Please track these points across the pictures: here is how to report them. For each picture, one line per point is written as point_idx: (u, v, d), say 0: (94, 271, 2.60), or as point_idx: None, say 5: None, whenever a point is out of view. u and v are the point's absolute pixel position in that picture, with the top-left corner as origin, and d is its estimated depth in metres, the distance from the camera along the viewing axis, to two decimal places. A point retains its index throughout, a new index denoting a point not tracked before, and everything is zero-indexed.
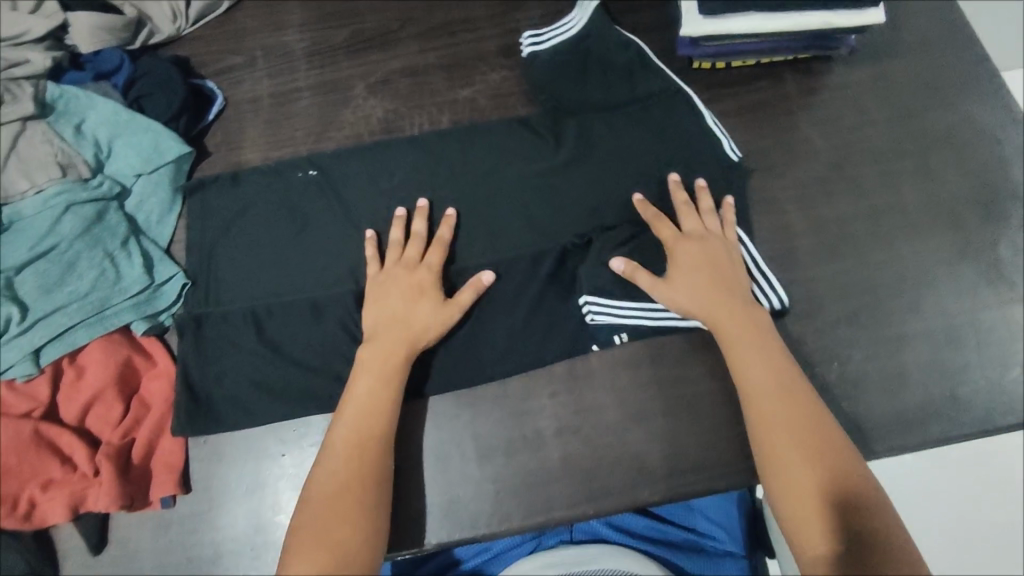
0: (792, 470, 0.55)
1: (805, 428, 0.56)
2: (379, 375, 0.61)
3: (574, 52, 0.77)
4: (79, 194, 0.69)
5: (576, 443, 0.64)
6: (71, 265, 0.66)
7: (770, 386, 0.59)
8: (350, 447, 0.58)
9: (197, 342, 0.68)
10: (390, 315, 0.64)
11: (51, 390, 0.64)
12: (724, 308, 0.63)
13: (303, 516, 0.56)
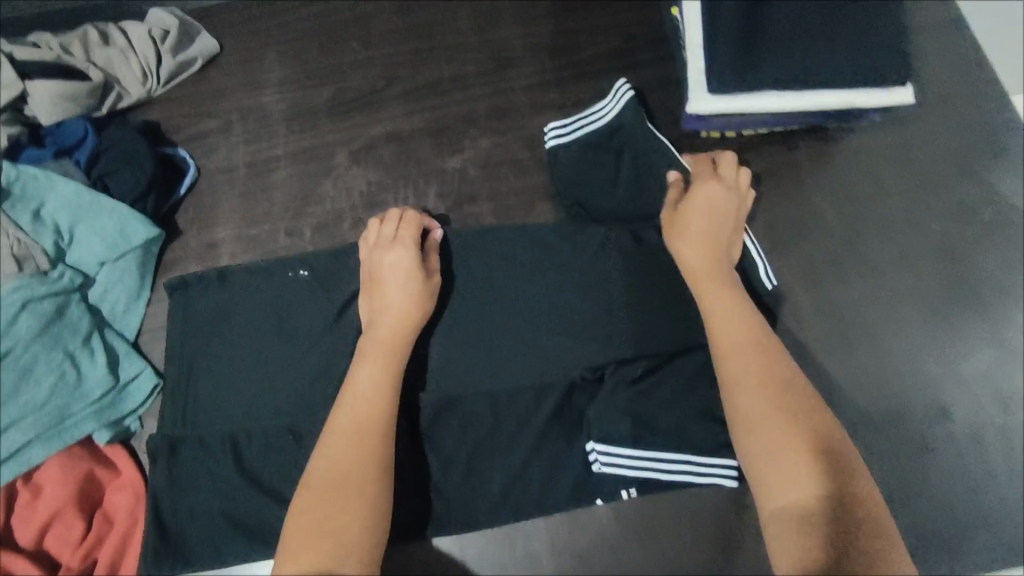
0: (774, 453, 0.49)
1: (786, 416, 0.50)
2: (381, 374, 0.56)
3: (604, 148, 0.70)
4: (37, 289, 0.63)
5: (571, 563, 0.61)
6: (28, 370, 0.61)
7: (757, 364, 0.53)
8: (361, 430, 0.53)
9: (170, 473, 0.61)
10: (388, 315, 0.60)
11: (5, 513, 0.59)
12: (729, 293, 0.58)
13: (306, 517, 0.49)
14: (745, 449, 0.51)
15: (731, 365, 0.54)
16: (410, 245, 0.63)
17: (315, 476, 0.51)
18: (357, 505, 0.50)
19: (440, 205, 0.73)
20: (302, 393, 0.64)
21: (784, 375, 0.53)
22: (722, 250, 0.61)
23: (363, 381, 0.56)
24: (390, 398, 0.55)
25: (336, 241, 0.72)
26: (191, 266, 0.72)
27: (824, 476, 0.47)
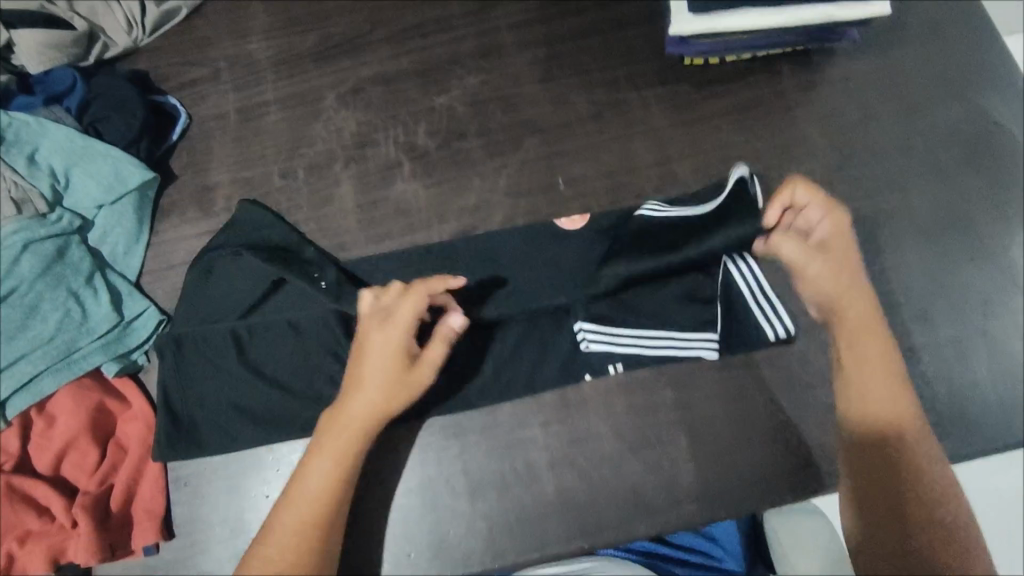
0: (872, 444, 0.58)
1: (891, 468, 0.57)
2: (340, 458, 0.57)
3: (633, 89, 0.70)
4: (36, 230, 0.64)
5: (570, 476, 0.62)
6: (34, 308, 0.63)
7: (880, 350, 0.60)
8: (328, 491, 0.56)
9: (180, 391, 0.65)
10: (348, 422, 0.57)
11: (22, 441, 0.62)
12: (846, 289, 0.61)
13: (249, 568, 0.54)
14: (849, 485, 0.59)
15: (863, 346, 0.60)
16: (406, 342, 0.57)
17: (281, 514, 0.55)
18: (302, 566, 0.54)
19: (430, 142, 0.73)
20: (304, 322, 0.66)
21: (887, 354, 0.60)
22: (867, 292, 0.61)
23: (315, 469, 0.56)
24: (337, 495, 0.56)
25: (329, 181, 0.73)
26: (188, 209, 0.73)
27: (914, 513, 0.56)
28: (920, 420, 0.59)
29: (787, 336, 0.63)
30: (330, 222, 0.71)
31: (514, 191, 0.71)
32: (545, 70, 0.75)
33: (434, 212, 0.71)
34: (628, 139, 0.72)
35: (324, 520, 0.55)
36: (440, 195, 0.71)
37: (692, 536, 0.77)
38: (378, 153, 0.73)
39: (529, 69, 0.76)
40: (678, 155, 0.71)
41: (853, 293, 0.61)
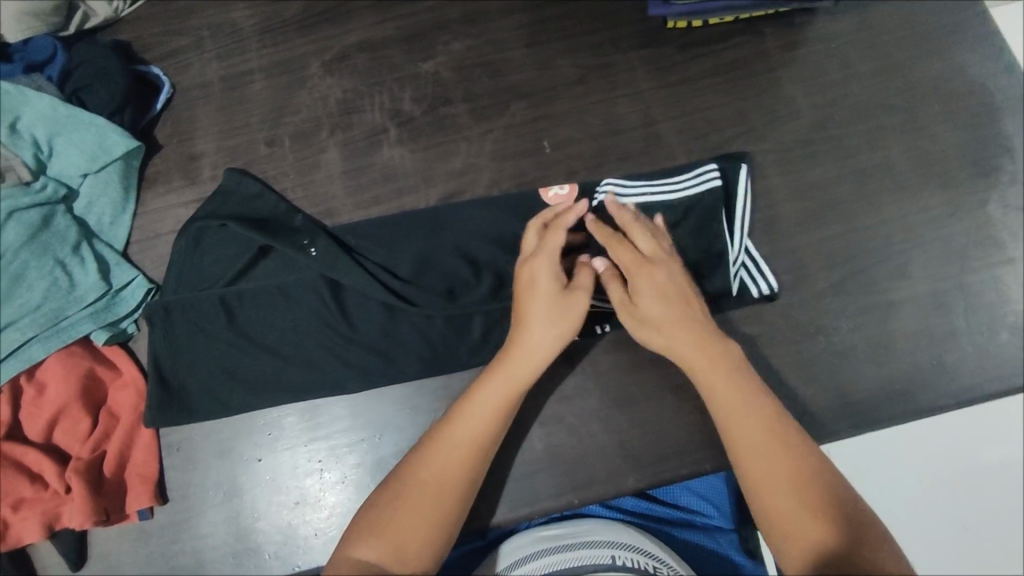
0: (770, 474, 0.53)
1: (796, 493, 0.52)
2: (491, 415, 0.57)
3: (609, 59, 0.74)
4: (20, 199, 0.64)
5: (559, 433, 0.63)
6: (18, 276, 0.61)
7: (726, 383, 0.56)
8: (469, 444, 0.56)
9: (171, 358, 0.65)
10: (511, 372, 0.58)
11: (12, 409, 0.61)
12: (677, 319, 0.58)
13: (387, 516, 0.53)
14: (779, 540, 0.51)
15: (713, 393, 0.57)
16: (584, 305, 0.59)
17: (404, 475, 0.55)
18: (430, 521, 0.53)
19: (415, 108, 0.73)
20: (290, 287, 0.65)
21: (744, 381, 0.57)
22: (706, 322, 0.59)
23: (474, 419, 0.56)
24: (482, 450, 0.56)
25: (314, 148, 0.72)
26: (174, 179, 0.73)
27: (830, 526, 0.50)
28: (798, 440, 0.54)
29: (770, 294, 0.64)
30: (317, 190, 0.71)
31: (499, 155, 0.71)
32: (530, 34, 0.75)
33: (420, 178, 0.71)
34: (613, 102, 0.73)
35: (454, 482, 0.55)
36: (426, 161, 0.72)
37: (677, 493, 0.74)
38: (363, 120, 0.73)
39: (513, 35, 0.75)
40: (663, 118, 0.72)
41: (683, 313, 0.59)
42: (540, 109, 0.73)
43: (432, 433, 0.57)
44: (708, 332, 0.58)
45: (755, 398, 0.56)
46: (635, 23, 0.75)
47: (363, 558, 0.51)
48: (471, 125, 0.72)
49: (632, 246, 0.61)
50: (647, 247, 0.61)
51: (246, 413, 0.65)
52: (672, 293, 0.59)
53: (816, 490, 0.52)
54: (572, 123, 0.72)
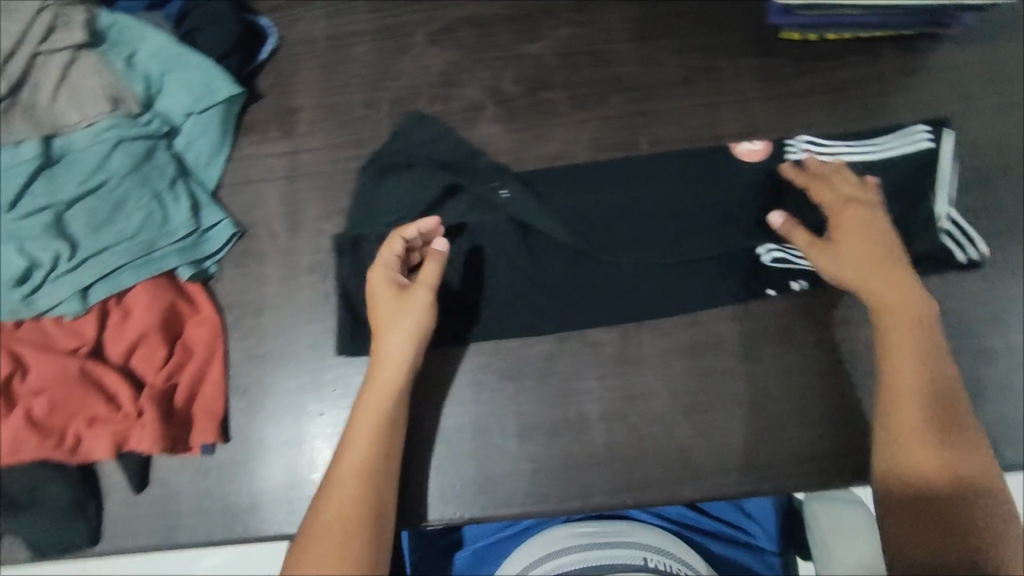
0: (923, 450, 0.55)
1: (937, 449, 0.54)
2: (365, 443, 0.57)
3: (716, 66, 0.72)
4: (129, 130, 0.66)
5: (622, 431, 0.62)
6: (120, 203, 0.64)
7: (918, 345, 0.58)
8: (359, 473, 0.56)
9: (263, 301, 0.68)
10: (371, 397, 0.59)
11: (98, 329, 0.63)
12: (874, 264, 0.60)
13: (303, 564, 0.53)
14: (905, 488, 0.54)
15: (895, 347, 0.58)
16: (427, 297, 0.60)
17: (310, 521, 0.55)
18: (345, 561, 0.52)
19: (515, 89, 0.73)
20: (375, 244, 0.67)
21: (918, 332, 0.58)
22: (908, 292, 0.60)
23: (355, 449, 0.57)
24: (379, 476, 0.56)
25: (411, 116, 0.73)
26: (270, 129, 0.74)
27: (960, 488, 0.53)
28: (942, 395, 0.56)
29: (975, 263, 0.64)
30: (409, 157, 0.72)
31: (594, 146, 0.71)
32: (639, 29, 0.74)
33: (512, 159, 0.71)
34: (715, 107, 0.71)
35: (361, 517, 0.54)
36: (519, 143, 0.72)
37: (727, 507, 0.74)
38: (463, 95, 0.73)
39: (622, 27, 0.75)
40: (764, 130, 0.70)
41: (878, 261, 0.60)
42: (640, 105, 0.72)
43: (328, 477, 0.57)
44: (907, 279, 0.60)
45: (924, 348, 0.58)
46: (748, 30, 0.73)
47: None
48: (569, 112, 0.72)
49: (836, 200, 0.64)
50: (856, 193, 0.64)
51: (315, 364, 0.66)
52: (875, 246, 0.61)
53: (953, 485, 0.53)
54: (671, 124, 0.71)
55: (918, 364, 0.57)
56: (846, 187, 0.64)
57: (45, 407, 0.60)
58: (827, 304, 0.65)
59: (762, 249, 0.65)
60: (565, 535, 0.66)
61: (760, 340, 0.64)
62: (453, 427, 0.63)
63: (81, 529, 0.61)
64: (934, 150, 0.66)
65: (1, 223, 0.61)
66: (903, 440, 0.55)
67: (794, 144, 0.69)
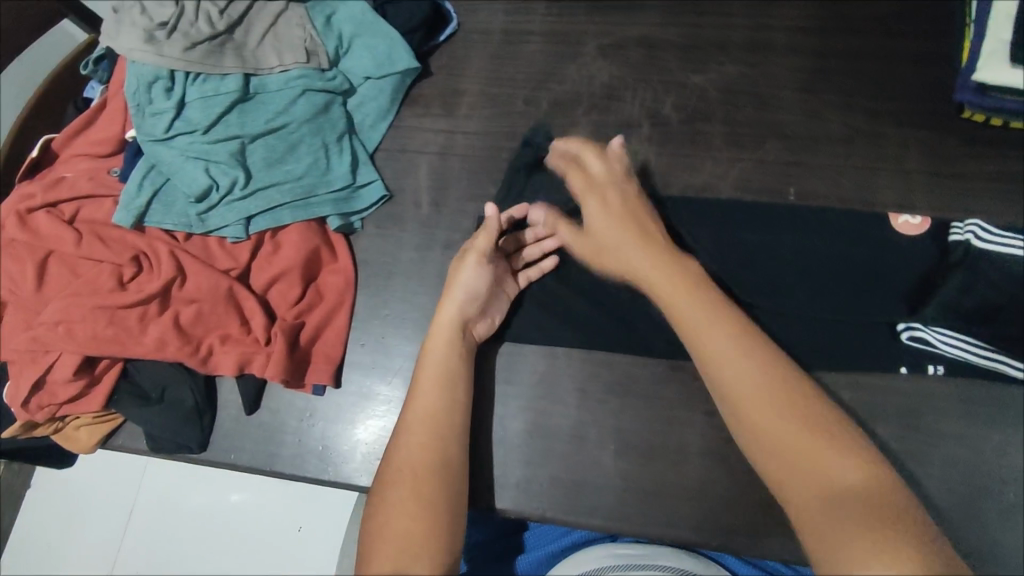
0: (773, 455, 0.45)
1: (791, 402, 0.46)
2: (432, 393, 0.57)
3: (886, 131, 0.71)
4: (315, 82, 0.71)
5: (719, 471, 0.61)
6: (294, 146, 0.69)
7: (734, 344, 0.50)
8: (430, 423, 0.55)
9: (396, 265, 0.72)
10: (433, 351, 0.60)
11: (250, 256, 0.68)
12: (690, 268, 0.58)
13: (384, 514, 0.49)
14: (754, 439, 0.46)
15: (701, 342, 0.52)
16: (485, 243, 0.63)
17: (381, 476, 0.53)
18: (428, 502, 0.50)
19: (673, 114, 0.74)
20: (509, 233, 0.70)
21: (704, 295, 0.54)
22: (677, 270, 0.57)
23: (421, 401, 0.57)
24: (446, 426, 0.56)
25: (568, 121, 0.75)
26: (433, 106, 0.77)
27: (831, 444, 0.43)
28: (785, 362, 0.50)
29: None
30: None
31: (742, 186, 0.71)
32: (809, 80, 0.74)
33: (657, 181, 0.72)
34: (875, 172, 0.70)
35: (434, 463, 0.53)
36: (667, 167, 0.72)
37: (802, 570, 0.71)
38: (621, 110, 0.75)
39: (793, 75, 0.74)
40: (926, 204, 0.68)
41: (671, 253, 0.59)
42: (799, 155, 0.71)
43: (398, 428, 0.56)
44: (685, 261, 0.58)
45: (759, 347, 0.50)
46: (926, 102, 0.72)
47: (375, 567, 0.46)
48: (723, 148, 0.72)
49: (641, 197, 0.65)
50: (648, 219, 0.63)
51: None
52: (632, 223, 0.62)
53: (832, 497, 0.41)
54: (827, 180, 0.70)
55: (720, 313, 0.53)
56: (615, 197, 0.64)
57: (192, 315, 0.65)
58: (958, 395, 0.62)
59: (900, 325, 0.63)
60: (603, 556, 0.63)
61: (881, 416, 0.62)
62: (554, 426, 0.64)
63: (195, 435, 0.65)
64: None
65: (193, 142, 0.67)
66: (728, 386, 0.49)
67: (959, 226, 0.65)
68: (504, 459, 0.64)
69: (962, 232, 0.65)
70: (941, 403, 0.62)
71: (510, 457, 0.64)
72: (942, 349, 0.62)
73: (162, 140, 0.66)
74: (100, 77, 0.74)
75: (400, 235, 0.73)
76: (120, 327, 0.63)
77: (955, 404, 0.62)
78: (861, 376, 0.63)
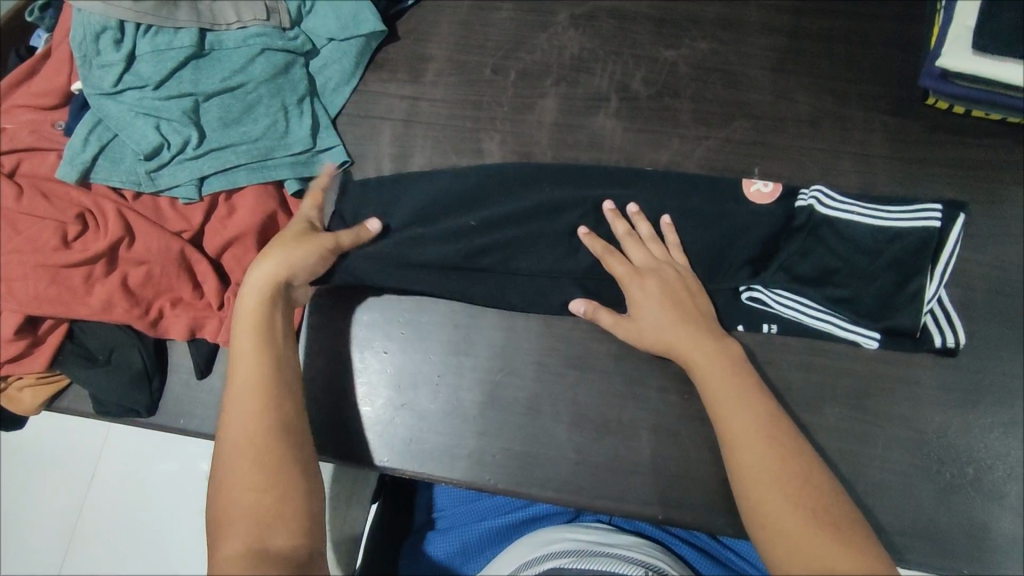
0: (796, 527, 0.49)
1: (790, 481, 0.51)
2: (254, 355, 0.56)
3: (852, 115, 0.71)
4: (276, 41, 0.69)
5: (670, 446, 0.62)
6: (251, 106, 0.67)
7: (757, 447, 0.53)
8: (255, 385, 0.55)
9: None
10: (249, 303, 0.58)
11: (203, 219, 0.66)
12: (670, 319, 0.60)
13: (226, 498, 0.51)
14: (757, 500, 0.51)
15: (733, 443, 0.54)
16: (330, 241, 0.62)
17: (219, 460, 0.53)
18: (269, 481, 0.51)
19: (643, 89, 0.73)
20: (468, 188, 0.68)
21: (746, 378, 0.58)
22: (689, 340, 0.59)
23: (242, 362, 0.56)
24: (273, 384, 0.56)
25: (535, 91, 0.74)
26: (399, 71, 0.75)
27: (857, 545, 0.48)
28: (802, 438, 0.55)
29: (952, 348, 0.62)
30: (524, 130, 0.72)
31: (706, 164, 0.70)
32: (781, 61, 0.73)
33: (624, 156, 0.71)
34: (837, 154, 0.70)
35: (263, 426, 0.53)
36: (634, 142, 0.71)
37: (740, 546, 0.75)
38: (590, 83, 0.74)
39: (764, 53, 0.74)
40: (888, 189, 0.68)
41: (676, 313, 0.60)
42: (764, 135, 0.71)
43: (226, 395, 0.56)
44: (700, 335, 0.59)
45: (782, 437, 0.54)
46: (894, 88, 0.72)
47: (232, 549, 0.48)
48: (691, 126, 0.72)
49: (625, 265, 0.63)
50: (646, 262, 0.63)
51: (390, 304, 0.68)
52: (633, 300, 0.62)
53: (831, 526, 0.49)
54: (792, 161, 0.70)
55: (759, 393, 0.57)
56: (662, 256, 0.64)
57: (140, 277, 0.63)
58: (906, 378, 0.63)
59: (741, 287, 0.65)
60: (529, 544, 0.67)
61: (830, 395, 0.63)
62: (508, 399, 0.64)
63: (143, 399, 0.64)
64: (939, 233, 0.62)
65: (144, 98, 0.64)
66: (740, 453, 0.53)
67: (805, 193, 0.66)
68: (458, 429, 0.64)
69: (807, 197, 0.66)
70: (890, 385, 0.63)
71: (464, 428, 0.64)
72: (776, 308, 0.64)
73: (110, 94, 0.64)
74: (48, 25, 0.70)
75: None
76: (63, 287, 0.62)
77: (903, 386, 0.63)
78: (812, 357, 0.64)
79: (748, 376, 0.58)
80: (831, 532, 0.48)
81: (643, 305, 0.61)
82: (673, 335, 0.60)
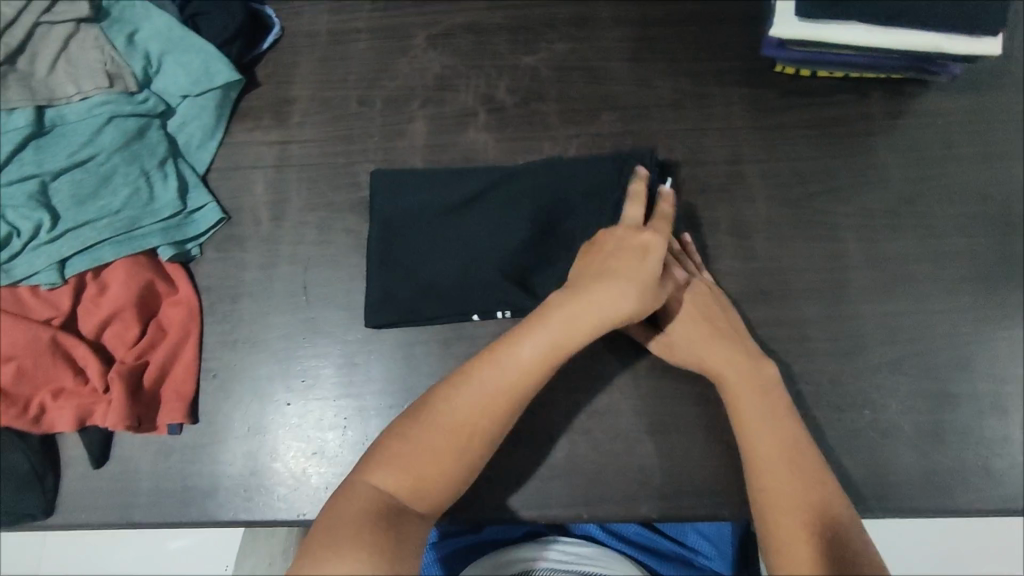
0: (800, 541, 0.50)
1: (801, 498, 0.52)
2: (549, 359, 0.55)
3: (710, 93, 0.73)
4: (124, 107, 0.66)
5: (584, 445, 0.62)
6: (107, 177, 0.64)
7: (775, 464, 0.54)
8: (518, 386, 0.54)
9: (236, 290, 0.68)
10: (566, 319, 0.56)
11: (73, 301, 0.64)
12: (704, 334, 0.60)
13: (395, 467, 0.51)
14: (768, 516, 0.52)
15: (754, 460, 0.55)
16: None
17: (438, 453, 0.52)
18: (461, 460, 0.53)
19: (508, 98, 0.74)
20: None
21: (768, 391, 0.58)
22: (717, 355, 0.59)
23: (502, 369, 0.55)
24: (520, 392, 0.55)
25: (403, 117, 0.74)
26: (263, 118, 0.74)
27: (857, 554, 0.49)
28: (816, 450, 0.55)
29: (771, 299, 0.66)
30: (398, 156, 0.72)
31: None
32: (636, 50, 0.75)
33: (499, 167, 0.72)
34: (701, 132, 0.72)
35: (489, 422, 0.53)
36: (508, 152, 0.72)
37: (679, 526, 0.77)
38: (456, 99, 0.74)
39: (619, 46, 0.75)
40: (752, 158, 0.71)
41: (710, 331, 0.60)
42: (630, 125, 0.73)
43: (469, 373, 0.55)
44: (730, 352, 0.59)
45: (796, 451, 0.54)
46: (745, 61, 0.74)
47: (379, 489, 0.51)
48: (559, 126, 0.73)
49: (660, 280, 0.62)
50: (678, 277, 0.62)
51: (286, 353, 0.66)
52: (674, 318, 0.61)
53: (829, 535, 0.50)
54: (659, 146, 0.72)
55: (783, 407, 0.57)
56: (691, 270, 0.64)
57: (12, 374, 0.61)
58: (797, 335, 0.65)
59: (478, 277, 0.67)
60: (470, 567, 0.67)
61: None
62: None
63: (37, 499, 0.61)
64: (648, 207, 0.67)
65: None
66: (760, 469, 0.54)
67: None
68: None
69: None
70: (783, 345, 0.65)
71: None
72: None
73: None
74: None
75: (241, 253, 0.69)
76: None
77: (794, 344, 0.65)
78: None
79: (777, 391, 0.58)
80: (832, 542, 0.49)
81: (683, 322, 0.61)
82: (702, 349, 0.60)
